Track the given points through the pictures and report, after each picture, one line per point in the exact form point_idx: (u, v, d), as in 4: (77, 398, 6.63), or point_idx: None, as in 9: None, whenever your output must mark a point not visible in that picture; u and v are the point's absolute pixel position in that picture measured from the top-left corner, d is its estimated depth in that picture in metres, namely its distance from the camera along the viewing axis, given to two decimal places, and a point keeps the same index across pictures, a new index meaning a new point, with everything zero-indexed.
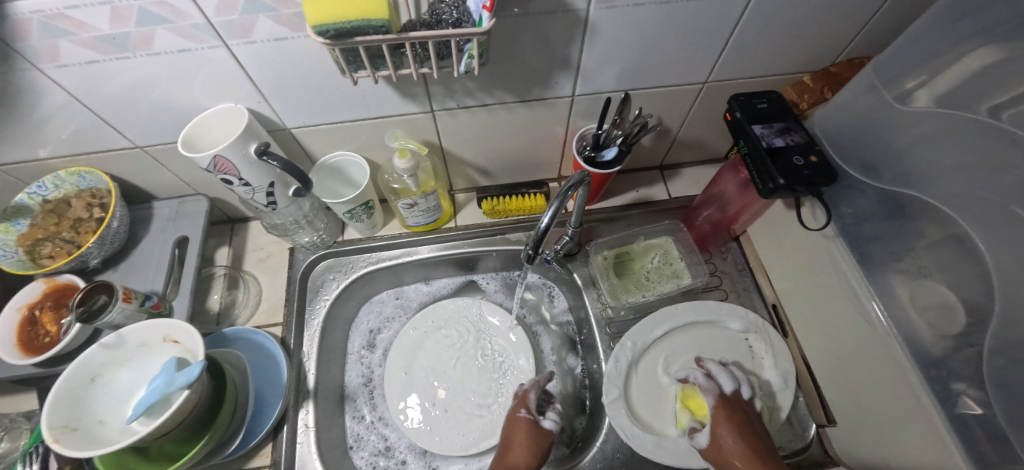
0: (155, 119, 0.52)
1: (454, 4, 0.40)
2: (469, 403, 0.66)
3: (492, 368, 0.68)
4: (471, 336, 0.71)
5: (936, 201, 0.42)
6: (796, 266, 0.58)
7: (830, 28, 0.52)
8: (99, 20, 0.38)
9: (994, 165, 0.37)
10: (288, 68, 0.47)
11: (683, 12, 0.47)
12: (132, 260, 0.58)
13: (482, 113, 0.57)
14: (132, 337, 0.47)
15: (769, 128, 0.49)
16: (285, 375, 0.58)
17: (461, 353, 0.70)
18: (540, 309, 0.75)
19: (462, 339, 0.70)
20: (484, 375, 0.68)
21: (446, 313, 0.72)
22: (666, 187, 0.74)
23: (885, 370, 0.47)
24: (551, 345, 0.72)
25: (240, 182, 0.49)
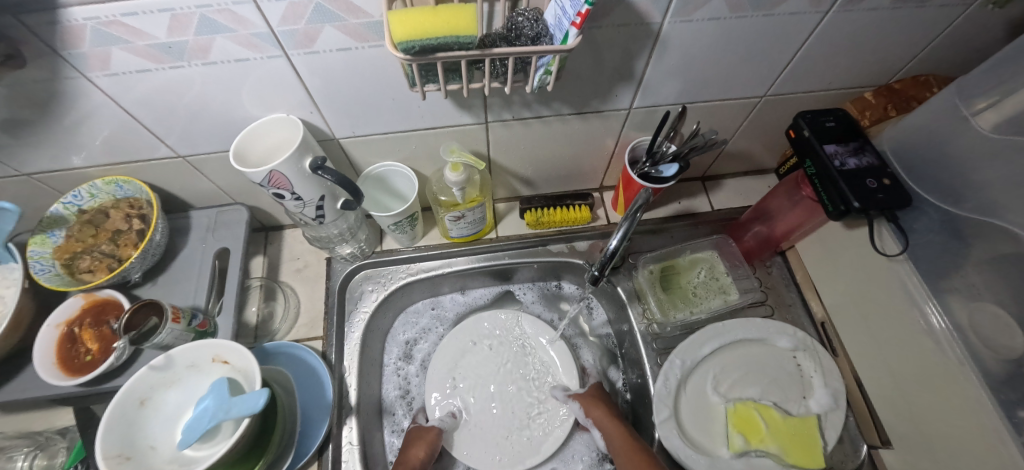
0: (200, 128, 0.49)
1: (533, 17, 0.38)
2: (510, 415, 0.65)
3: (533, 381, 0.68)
4: (511, 348, 0.70)
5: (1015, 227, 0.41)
6: (852, 284, 0.56)
7: (898, 44, 0.51)
8: (157, 28, 0.35)
9: None
10: (346, 78, 0.45)
11: (757, 26, 0.45)
12: (171, 273, 0.57)
13: (536, 124, 0.55)
14: (182, 358, 0.45)
15: (841, 148, 0.47)
16: (329, 392, 0.56)
17: (501, 364, 0.69)
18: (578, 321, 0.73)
19: (501, 351, 0.69)
20: (525, 387, 0.67)
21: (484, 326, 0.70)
22: (709, 199, 0.73)
23: (950, 398, 0.45)
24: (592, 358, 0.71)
25: (292, 196, 0.47)
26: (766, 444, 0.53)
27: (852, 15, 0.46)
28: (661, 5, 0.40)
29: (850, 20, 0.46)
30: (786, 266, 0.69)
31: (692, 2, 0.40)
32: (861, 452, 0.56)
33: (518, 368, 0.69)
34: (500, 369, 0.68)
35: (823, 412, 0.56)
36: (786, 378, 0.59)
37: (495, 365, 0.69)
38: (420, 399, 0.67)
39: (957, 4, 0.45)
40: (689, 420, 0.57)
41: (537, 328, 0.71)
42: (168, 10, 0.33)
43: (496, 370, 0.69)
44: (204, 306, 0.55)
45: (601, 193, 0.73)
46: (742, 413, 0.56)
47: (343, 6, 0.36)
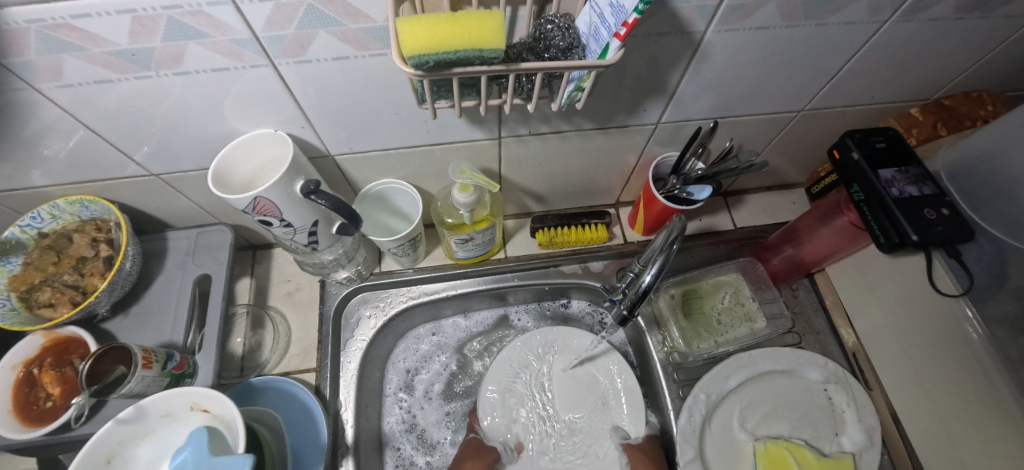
0: (176, 144, 0.43)
1: (564, 25, 0.33)
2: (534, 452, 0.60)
3: (555, 413, 0.61)
4: (530, 375, 0.63)
5: None
6: (897, 315, 0.51)
7: (954, 57, 0.46)
8: (115, 33, 0.29)
9: None
10: (344, 90, 0.39)
11: (808, 36, 0.40)
12: (145, 303, 0.51)
13: (554, 140, 0.50)
14: (155, 408, 0.39)
15: (895, 174, 0.43)
16: (323, 434, 0.50)
17: (520, 393, 0.62)
18: None
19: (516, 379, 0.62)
20: (547, 420, 0.61)
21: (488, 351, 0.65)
22: (731, 216, 0.68)
23: (1005, 450, 0.41)
24: None
25: (281, 222, 0.41)
26: None
27: (911, 26, 0.41)
28: (707, 12, 0.35)
29: (908, 31, 0.42)
30: (813, 290, 0.65)
31: (742, 9, 0.35)
32: None
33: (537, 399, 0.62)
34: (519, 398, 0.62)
35: (858, 451, 0.52)
36: (818, 412, 0.55)
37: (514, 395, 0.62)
38: (426, 432, 0.63)
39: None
40: (715, 461, 0.52)
41: (557, 351, 0.63)
42: (128, 11, 0.27)
43: (516, 400, 0.62)
44: (182, 342, 0.49)
45: (616, 209, 0.69)
46: (772, 454, 0.51)
47: (340, 9, 0.30)
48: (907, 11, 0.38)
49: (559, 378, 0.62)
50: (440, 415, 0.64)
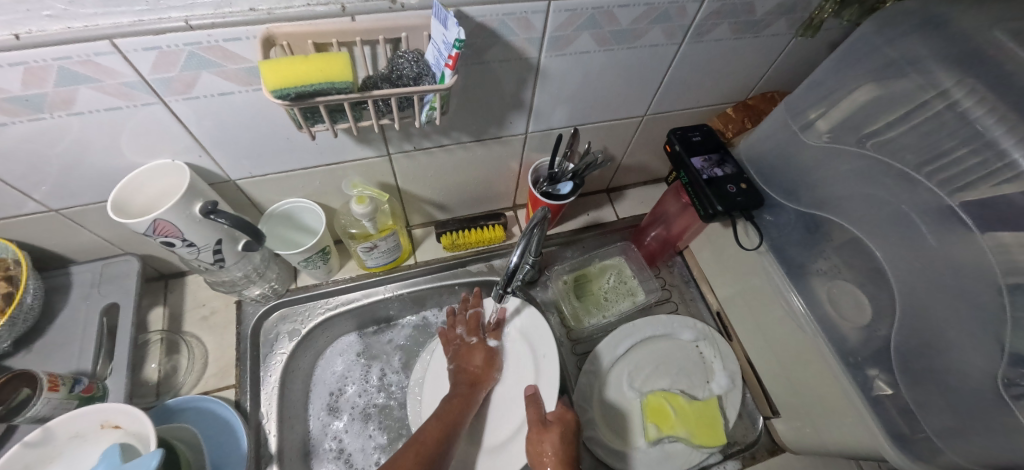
0: (70, 180, 0.46)
1: (414, 59, 0.41)
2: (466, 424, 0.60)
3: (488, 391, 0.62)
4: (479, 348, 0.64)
5: (846, 220, 0.51)
6: (738, 273, 0.64)
7: (741, 70, 0.60)
8: (6, 81, 0.34)
9: (897, 178, 0.46)
10: (232, 121, 0.45)
11: (625, 58, 0.52)
12: (50, 337, 0.52)
13: (440, 153, 0.58)
14: (62, 429, 0.41)
15: (706, 161, 0.55)
16: (244, 444, 0.52)
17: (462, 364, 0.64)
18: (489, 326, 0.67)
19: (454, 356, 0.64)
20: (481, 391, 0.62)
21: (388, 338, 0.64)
22: (614, 208, 0.79)
23: (821, 366, 0.53)
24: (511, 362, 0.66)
25: (184, 242, 0.45)
26: (676, 430, 0.58)
27: (702, 46, 0.54)
28: (535, 42, 0.46)
29: (701, 50, 0.55)
30: (685, 264, 0.77)
31: (564, 38, 0.46)
32: (759, 424, 0.64)
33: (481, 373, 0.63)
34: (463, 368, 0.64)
35: (724, 392, 0.62)
36: (692, 365, 0.65)
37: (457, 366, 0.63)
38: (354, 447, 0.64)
39: (778, 38, 0.56)
40: (610, 419, 0.60)
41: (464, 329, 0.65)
42: (20, 63, 0.32)
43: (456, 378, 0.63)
44: (90, 370, 0.50)
45: (514, 211, 0.78)
46: (654, 405, 0.59)
47: (219, 54, 0.37)
48: (693, 35, 0.51)
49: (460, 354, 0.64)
50: (366, 436, 0.65)
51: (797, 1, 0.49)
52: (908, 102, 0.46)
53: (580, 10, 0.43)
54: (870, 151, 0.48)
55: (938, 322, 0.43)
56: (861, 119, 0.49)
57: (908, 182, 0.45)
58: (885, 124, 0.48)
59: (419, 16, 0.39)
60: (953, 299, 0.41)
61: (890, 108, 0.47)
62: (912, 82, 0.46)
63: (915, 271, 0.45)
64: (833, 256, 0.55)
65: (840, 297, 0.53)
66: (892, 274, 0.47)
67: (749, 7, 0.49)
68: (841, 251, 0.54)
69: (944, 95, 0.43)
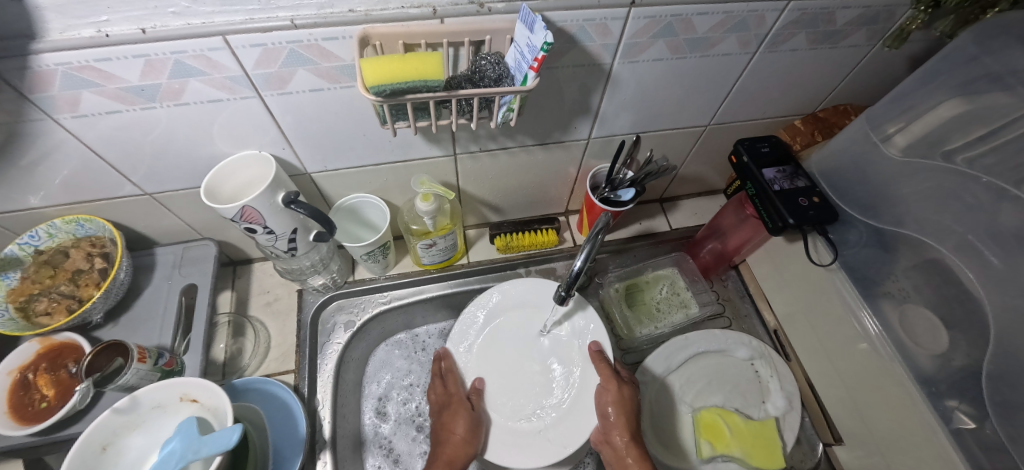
0: (167, 167, 0.49)
1: (495, 60, 0.42)
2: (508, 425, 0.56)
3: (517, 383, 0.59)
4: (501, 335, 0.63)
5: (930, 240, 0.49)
6: (802, 291, 0.63)
7: (813, 82, 0.59)
8: (129, 72, 0.36)
9: (985, 200, 0.43)
10: (318, 117, 0.47)
11: (696, 66, 0.52)
12: (135, 313, 0.55)
13: (502, 155, 0.59)
14: (147, 399, 0.44)
15: (777, 173, 0.53)
16: (303, 427, 0.54)
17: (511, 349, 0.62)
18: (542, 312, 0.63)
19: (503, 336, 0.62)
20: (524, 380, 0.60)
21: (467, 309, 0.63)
22: (666, 219, 0.80)
23: (894, 391, 0.51)
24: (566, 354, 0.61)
25: (264, 230, 0.48)
26: (730, 449, 0.57)
27: (777, 55, 0.52)
28: (611, 49, 0.46)
29: (775, 59, 0.53)
30: (740, 280, 0.75)
31: (639, 45, 0.46)
32: (817, 450, 0.61)
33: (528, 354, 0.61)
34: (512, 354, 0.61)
35: (781, 414, 0.61)
36: (747, 383, 0.64)
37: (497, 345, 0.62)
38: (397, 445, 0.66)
39: (857, 51, 0.54)
40: (660, 432, 0.60)
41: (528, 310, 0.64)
42: (142, 56, 0.35)
43: (496, 366, 0.61)
44: (169, 346, 0.53)
45: (566, 217, 0.79)
46: (708, 421, 0.59)
47: (316, 52, 0.39)
48: (768, 44, 0.50)
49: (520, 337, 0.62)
50: (410, 433, 0.67)
51: (881, 11, 0.48)
52: (1000, 118, 0.43)
53: (660, 17, 0.42)
54: (960, 169, 0.45)
55: None
56: (950, 136, 0.47)
57: (996, 206, 0.42)
58: (972, 142, 0.45)
59: (505, 20, 0.40)
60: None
61: (986, 123, 0.44)
62: (1008, 98, 0.42)
63: (1008, 298, 0.42)
64: (903, 280, 0.52)
65: (920, 325, 0.50)
66: (978, 300, 0.44)
67: (830, 17, 0.47)
68: (912, 274, 0.51)
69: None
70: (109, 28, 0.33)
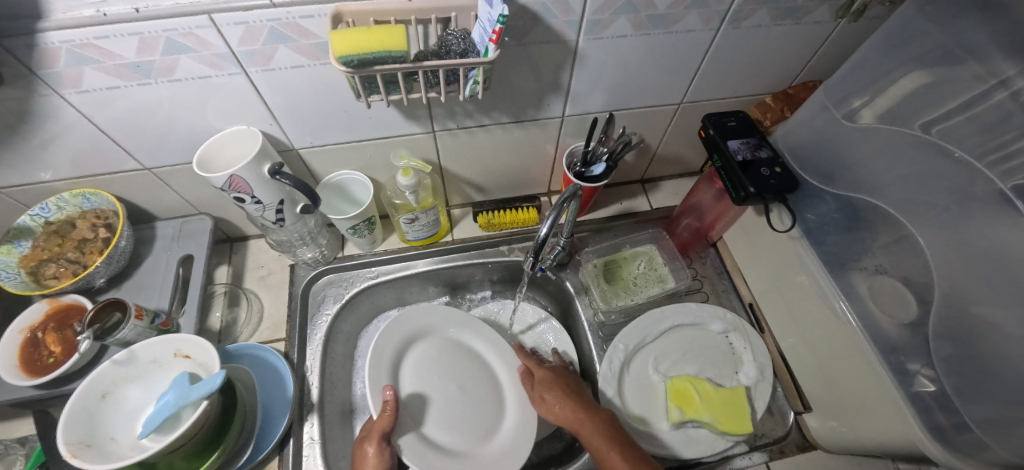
0: (165, 143, 0.53)
1: (461, 36, 0.44)
2: (457, 434, 0.60)
3: (453, 392, 0.64)
4: (438, 352, 0.67)
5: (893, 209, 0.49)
6: (770, 264, 0.65)
7: (782, 59, 0.61)
8: (127, 49, 0.40)
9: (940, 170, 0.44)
10: (299, 93, 0.50)
11: (661, 44, 0.54)
12: (135, 281, 0.60)
13: (480, 133, 0.62)
14: (144, 353, 0.48)
15: (742, 144, 0.55)
16: (289, 390, 0.58)
17: (441, 373, 0.65)
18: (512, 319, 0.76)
19: (442, 354, 0.67)
20: (461, 393, 0.64)
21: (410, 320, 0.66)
22: (647, 199, 0.83)
23: (850, 356, 0.53)
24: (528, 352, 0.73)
25: (252, 199, 0.51)
26: (700, 414, 0.58)
27: (740, 31, 0.54)
28: (575, 26, 0.48)
29: (739, 36, 0.55)
30: (718, 257, 0.77)
31: (601, 22, 0.48)
32: (789, 419, 0.62)
33: (460, 369, 0.66)
34: (442, 378, 0.65)
35: (752, 383, 0.63)
36: (721, 356, 0.66)
37: (433, 362, 0.66)
38: None
39: (823, 26, 0.55)
40: (632, 399, 0.62)
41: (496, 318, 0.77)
42: (137, 33, 0.39)
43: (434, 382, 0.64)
44: (167, 309, 0.57)
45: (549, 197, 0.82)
46: (679, 388, 0.61)
47: (294, 29, 0.42)
48: (730, 20, 0.52)
49: (455, 351, 0.68)
50: None
51: None
52: (960, 87, 0.43)
53: None
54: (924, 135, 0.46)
55: (986, 319, 0.40)
56: (916, 107, 0.47)
57: (952, 173, 0.43)
58: (949, 112, 0.44)
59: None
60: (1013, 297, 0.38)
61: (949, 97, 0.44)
62: (972, 67, 0.43)
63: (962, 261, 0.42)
64: (880, 255, 0.51)
65: (891, 298, 0.49)
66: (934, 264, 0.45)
67: None
68: (889, 249, 0.51)
69: (1006, 85, 0.40)
70: (106, 8, 0.36)
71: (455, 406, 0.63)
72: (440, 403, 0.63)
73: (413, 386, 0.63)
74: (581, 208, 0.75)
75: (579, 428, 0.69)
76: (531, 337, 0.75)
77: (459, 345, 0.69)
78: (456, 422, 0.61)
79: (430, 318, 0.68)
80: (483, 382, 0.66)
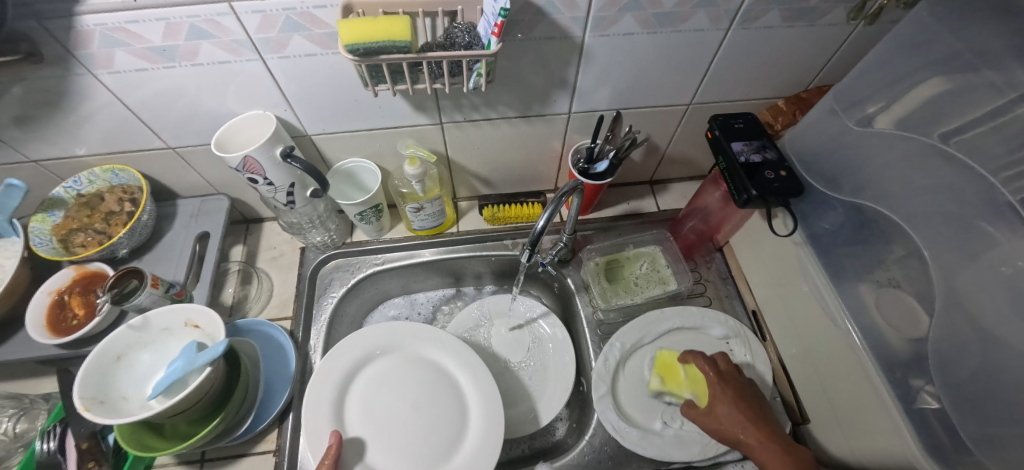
0: (187, 125, 0.56)
1: (466, 29, 0.45)
2: (406, 459, 0.55)
3: (405, 414, 0.59)
4: (396, 373, 0.62)
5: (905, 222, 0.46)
6: (774, 271, 0.64)
7: (797, 61, 0.59)
8: (153, 33, 0.43)
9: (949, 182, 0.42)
10: (312, 80, 0.53)
11: (670, 42, 0.53)
12: (154, 254, 0.63)
13: (486, 126, 0.63)
14: (158, 320, 0.51)
15: (747, 146, 0.55)
16: (292, 365, 0.61)
17: (395, 394, 0.60)
18: (510, 312, 0.77)
19: (399, 375, 0.62)
20: (414, 415, 0.59)
21: (364, 338, 0.62)
22: (655, 200, 0.82)
23: (851, 368, 0.52)
24: (524, 345, 0.74)
25: (265, 181, 0.54)
26: (681, 389, 0.58)
27: (751, 32, 0.53)
28: (580, 22, 0.48)
29: (750, 36, 0.54)
30: (724, 262, 0.76)
31: (607, 19, 0.48)
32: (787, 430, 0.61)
33: (415, 391, 0.61)
34: (395, 399, 0.60)
35: None
36: None
37: (390, 384, 0.61)
38: None
39: (839, 28, 0.54)
40: (626, 398, 0.62)
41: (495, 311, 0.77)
42: (163, 19, 0.41)
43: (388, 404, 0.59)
44: (182, 281, 0.61)
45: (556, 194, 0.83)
46: (665, 359, 0.61)
47: (308, 19, 0.44)
48: (740, 20, 0.51)
49: (417, 368, 0.63)
50: None
51: None
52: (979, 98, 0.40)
53: None
54: (935, 143, 0.43)
55: (992, 338, 0.38)
56: (936, 116, 0.44)
57: (958, 185, 0.41)
58: (967, 122, 0.41)
59: None
60: (1017, 317, 0.36)
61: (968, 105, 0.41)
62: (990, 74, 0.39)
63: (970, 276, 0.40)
64: (893, 268, 0.49)
65: (897, 309, 0.48)
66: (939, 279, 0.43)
67: None
68: (903, 263, 0.48)
69: None
70: None
71: (405, 429, 0.58)
72: (388, 426, 0.58)
73: (360, 411, 0.58)
74: (586, 205, 0.76)
75: (572, 425, 0.69)
76: (526, 331, 0.75)
77: (425, 361, 0.64)
78: (403, 446, 0.56)
79: (397, 335, 0.64)
80: (441, 399, 0.60)
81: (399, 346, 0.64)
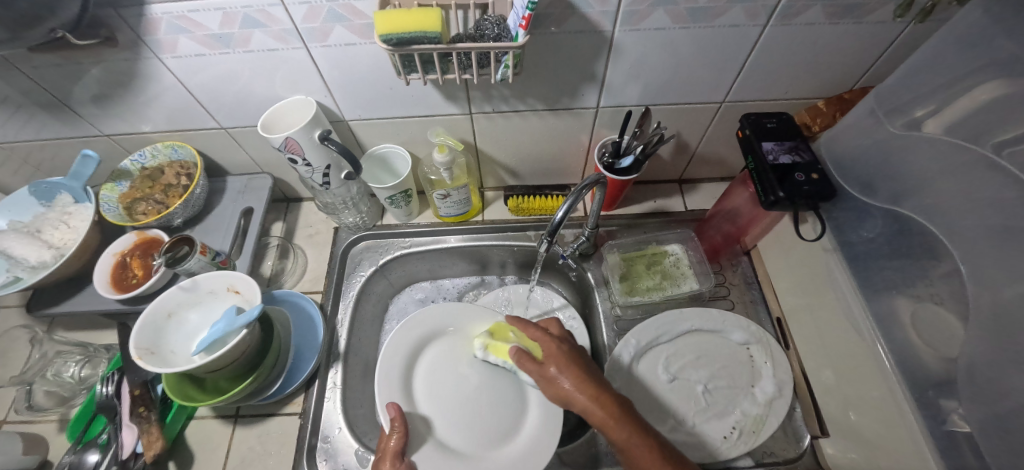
0: (237, 107, 0.61)
1: (496, 21, 0.47)
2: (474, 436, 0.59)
3: (471, 392, 0.63)
4: (461, 353, 0.66)
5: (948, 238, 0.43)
6: (802, 277, 0.62)
7: (842, 59, 0.56)
8: (212, 21, 0.47)
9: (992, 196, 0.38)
10: (352, 69, 0.56)
11: (703, 37, 0.52)
12: (204, 225, 0.69)
13: (515, 117, 0.65)
14: (204, 284, 0.56)
15: (779, 146, 0.53)
16: (319, 337, 0.65)
17: (460, 372, 0.64)
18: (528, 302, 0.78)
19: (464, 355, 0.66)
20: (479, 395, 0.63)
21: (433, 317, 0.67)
22: (683, 200, 0.81)
23: (877, 382, 0.50)
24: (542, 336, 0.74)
25: (304, 162, 0.58)
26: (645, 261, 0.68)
27: (791, 29, 0.51)
28: (610, 16, 0.49)
29: (790, 34, 0.52)
30: (751, 267, 0.74)
31: (638, 13, 0.48)
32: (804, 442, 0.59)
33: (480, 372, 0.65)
34: (460, 378, 0.64)
35: (769, 399, 0.60)
36: (738, 367, 0.63)
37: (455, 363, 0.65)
38: None
39: (889, 26, 0.51)
40: (638, 395, 0.62)
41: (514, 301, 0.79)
42: (221, 9, 0.45)
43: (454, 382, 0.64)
44: (227, 251, 0.66)
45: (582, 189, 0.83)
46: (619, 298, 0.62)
47: (349, 10, 0.47)
48: (779, 17, 0.50)
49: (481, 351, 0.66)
50: None
51: None
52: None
53: None
54: (986, 152, 0.39)
55: None
56: (988, 124, 0.40)
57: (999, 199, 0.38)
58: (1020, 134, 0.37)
59: None
60: None
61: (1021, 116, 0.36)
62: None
63: None
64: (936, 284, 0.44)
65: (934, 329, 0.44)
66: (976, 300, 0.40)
67: None
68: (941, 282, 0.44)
69: None
70: None
71: (471, 408, 0.62)
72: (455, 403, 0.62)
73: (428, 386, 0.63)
74: (610, 201, 0.76)
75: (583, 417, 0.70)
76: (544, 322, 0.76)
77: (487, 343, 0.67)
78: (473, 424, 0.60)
79: (462, 315, 0.68)
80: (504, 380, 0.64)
81: (462, 328, 0.68)
